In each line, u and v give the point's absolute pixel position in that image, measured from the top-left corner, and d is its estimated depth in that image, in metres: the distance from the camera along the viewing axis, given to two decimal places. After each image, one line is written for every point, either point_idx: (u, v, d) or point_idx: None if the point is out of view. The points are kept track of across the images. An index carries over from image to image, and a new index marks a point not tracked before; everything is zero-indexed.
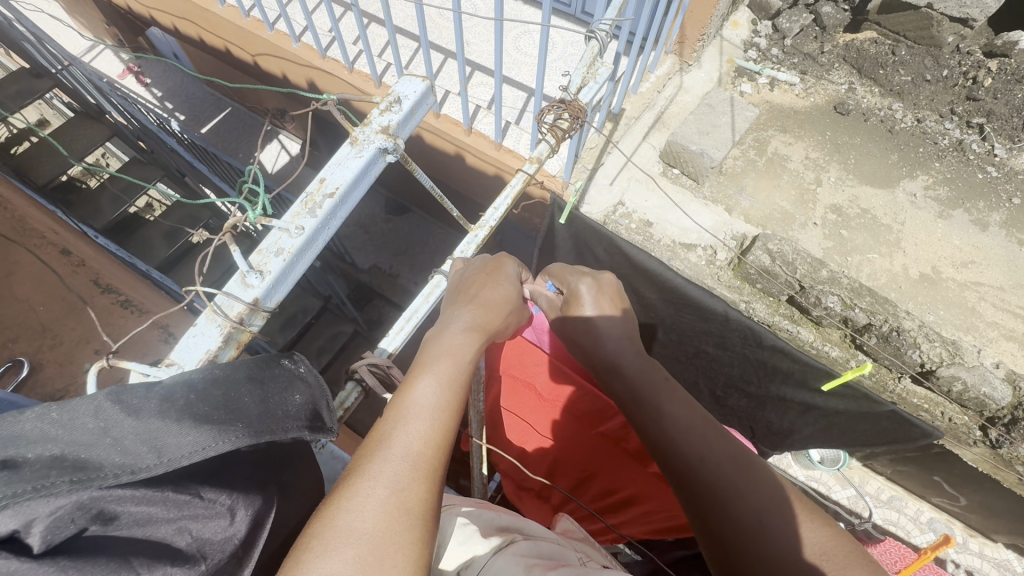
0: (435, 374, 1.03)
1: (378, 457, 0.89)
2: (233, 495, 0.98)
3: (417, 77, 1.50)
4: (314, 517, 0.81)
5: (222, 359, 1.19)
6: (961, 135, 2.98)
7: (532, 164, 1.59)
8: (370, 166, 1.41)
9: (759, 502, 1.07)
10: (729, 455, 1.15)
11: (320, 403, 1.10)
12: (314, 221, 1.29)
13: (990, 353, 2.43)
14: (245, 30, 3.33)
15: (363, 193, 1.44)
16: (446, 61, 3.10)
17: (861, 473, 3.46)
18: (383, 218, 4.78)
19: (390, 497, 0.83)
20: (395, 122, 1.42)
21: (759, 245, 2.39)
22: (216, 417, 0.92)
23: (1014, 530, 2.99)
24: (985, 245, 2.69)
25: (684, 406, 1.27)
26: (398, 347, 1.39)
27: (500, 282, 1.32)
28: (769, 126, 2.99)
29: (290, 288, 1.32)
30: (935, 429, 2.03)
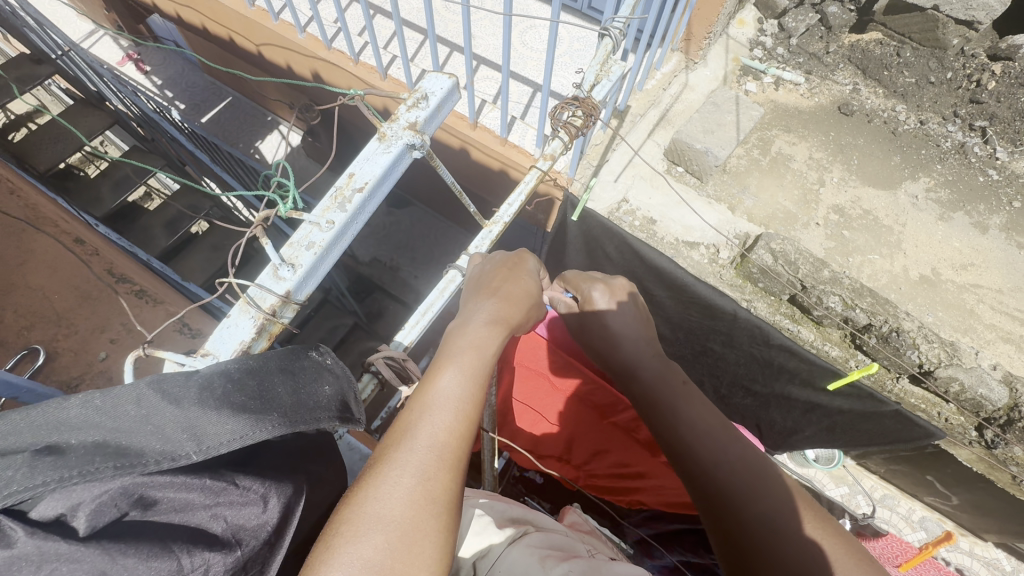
0: (460, 367, 1.04)
1: (404, 447, 0.90)
2: (265, 483, 0.98)
3: (442, 74, 1.50)
4: (343, 502, 0.84)
5: (255, 351, 1.19)
6: (963, 137, 2.99)
7: (545, 161, 1.59)
8: (398, 162, 1.42)
9: (772, 505, 1.09)
10: (746, 457, 1.17)
11: (348, 394, 1.14)
12: (344, 216, 1.29)
13: (988, 355, 2.46)
14: (251, 19, 3.32)
15: (390, 189, 1.44)
16: (453, 54, 3.10)
17: (855, 471, 3.50)
18: (385, 211, 4.79)
19: (417, 487, 0.85)
20: (423, 118, 1.43)
21: (762, 244, 2.40)
22: (252, 406, 0.93)
23: (1004, 530, 3.03)
24: (985, 247, 2.71)
25: (699, 406, 1.28)
26: (414, 341, 1.40)
27: (520, 277, 1.32)
28: (773, 126, 3.00)
29: (319, 282, 1.32)
30: (936, 429, 2.06)
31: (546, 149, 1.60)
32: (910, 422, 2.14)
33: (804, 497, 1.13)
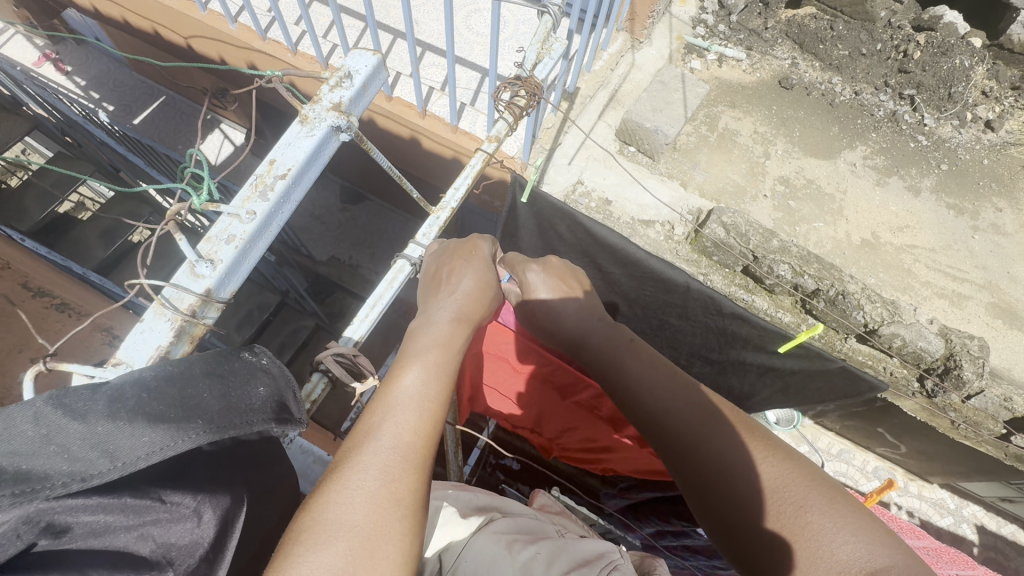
0: (422, 364, 1.02)
1: (365, 447, 0.88)
2: (198, 497, 0.95)
3: (367, 51, 1.45)
4: (303, 509, 0.80)
5: (176, 355, 1.12)
6: (895, 106, 3.14)
7: (490, 143, 1.56)
8: (324, 145, 1.36)
9: (721, 439, 1.12)
10: (698, 408, 1.19)
11: (286, 395, 1.06)
12: (266, 205, 1.23)
13: (925, 310, 2.61)
14: (176, 10, 3.12)
15: (318, 174, 1.38)
16: (396, 41, 3.01)
17: (813, 430, 3.68)
18: (339, 208, 4.65)
19: (381, 488, 0.83)
20: (347, 99, 1.37)
21: (715, 219, 2.46)
22: (172, 415, 0.87)
23: (948, 472, 3.26)
24: (918, 209, 2.87)
25: (647, 364, 1.30)
26: (364, 336, 1.36)
27: (470, 264, 1.29)
28: (719, 102, 3.06)
29: (244, 278, 1.25)
30: (881, 382, 2.17)
31: (491, 130, 1.57)
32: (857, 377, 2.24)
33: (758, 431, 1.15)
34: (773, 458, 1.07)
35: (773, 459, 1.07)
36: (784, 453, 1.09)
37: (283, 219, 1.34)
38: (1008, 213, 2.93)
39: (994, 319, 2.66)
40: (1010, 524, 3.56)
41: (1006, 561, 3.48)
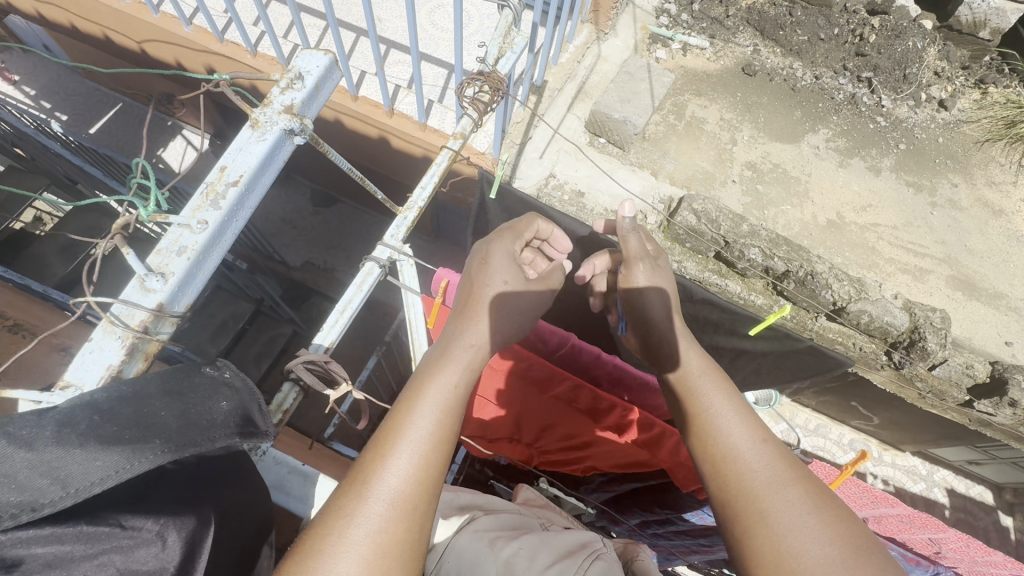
0: (432, 408, 1.06)
1: (363, 494, 0.93)
2: (161, 520, 0.91)
3: (317, 51, 1.42)
4: (299, 544, 0.88)
5: (129, 374, 1.08)
6: (853, 89, 3.23)
7: (456, 140, 1.55)
8: (276, 149, 1.33)
9: (766, 480, 1.04)
10: (755, 446, 1.11)
11: (251, 407, 1.08)
12: (217, 214, 1.20)
13: (890, 286, 2.71)
14: (126, 14, 3.00)
15: (272, 179, 1.36)
16: (358, 39, 2.96)
17: (791, 408, 3.78)
18: (311, 212, 4.55)
19: (370, 539, 0.88)
20: (299, 101, 1.35)
21: (686, 206, 2.50)
22: (127, 436, 0.86)
23: (918, 440, 3.39)
24: (879, 188, 2.96)
25: (725, 393, 1.24)
26: (335, 341, 1.34)
27: (497, 287, 1.31)
28: (685, 91, 3.10)
29: (198, 290, 1.22)
30: (848, 356, 2.20)
31: (455, 127, 1.55)
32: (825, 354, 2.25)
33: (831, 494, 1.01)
34: (848, 520, 0.94)
35: (849, 521, 0.94)
36: (837, 507, 0.98)
37: (238, 225, 1.31)
38: (963, 189, 3.04)
39: (954, 291, 2.76)
40: (977, 485, 3.74)
41: (975, 521, 3.65)
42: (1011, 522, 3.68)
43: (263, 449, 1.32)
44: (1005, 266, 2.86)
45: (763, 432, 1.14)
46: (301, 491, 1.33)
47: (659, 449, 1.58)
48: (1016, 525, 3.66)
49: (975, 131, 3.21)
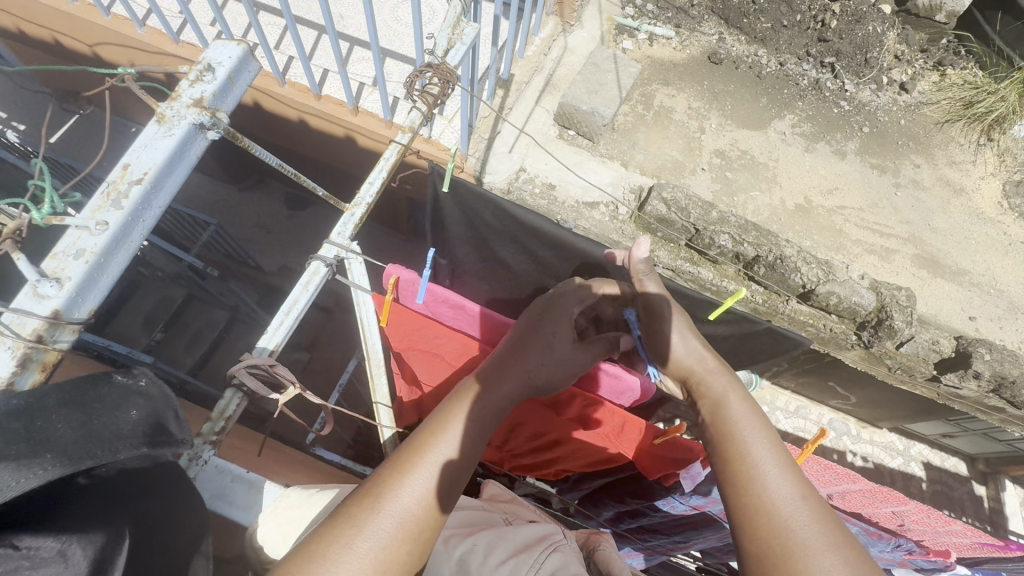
0: (455, 433, 1.09)
1: (374, 511, 0.95)
2: (63, 536, 0.81)
3: (229, 43, 1.37)
4: (303, 544, 0.90)
5: (22, 387, 0.99)
6: (817, 74, 3.27)
7: (404, 133, 1.53)
8: (187, 145, 1.27)
9: (811, 539, 0.95)
10: (801, 500, 1.01)
11: (166, 413, 1.00)
12: (121, 214, 1.13)
13: (857, 267, 2.76)
14: (74, 16, 2.89)
15: (183, 176, 1.29)
16: (320, 37, 2.90)
17: (771, 392, 3.83)
18: (285, 215, 4.44)
19: (374, 553, 0.91)
20: (210, 93, 1.30)
21: (656, 195, 2.49)
22: (13, 450, 0.78)
23: (893, 416, 3.47)
24: (845, 171, 3.01)
25: (769, 436, 1.13)
26: (280, 343, 1.31)
27: (552, 336, 1.25)
28: (652, 80, 3.10)
29: (102, 296, 1.14)
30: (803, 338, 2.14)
31: (405, 121, 1.54)
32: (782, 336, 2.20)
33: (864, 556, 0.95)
34: None
35: None
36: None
37: (147, 227, 1.22)
38: (926, 169, 3.11)
39: (919, 270, 2.82)
40: (951, 458, 3.85)
41: (951, 492, 3.75)
42: (985, 492, 3.79)
43: (203, 457, 1.16)
44: (967, 243, 2.93)
45: (808, 486, 1.05)
46: (246, 500, 1.18)
47: (623, 439, 1.57)
48: (990, 494, 3.77)
49: (935, 113, 3.28)
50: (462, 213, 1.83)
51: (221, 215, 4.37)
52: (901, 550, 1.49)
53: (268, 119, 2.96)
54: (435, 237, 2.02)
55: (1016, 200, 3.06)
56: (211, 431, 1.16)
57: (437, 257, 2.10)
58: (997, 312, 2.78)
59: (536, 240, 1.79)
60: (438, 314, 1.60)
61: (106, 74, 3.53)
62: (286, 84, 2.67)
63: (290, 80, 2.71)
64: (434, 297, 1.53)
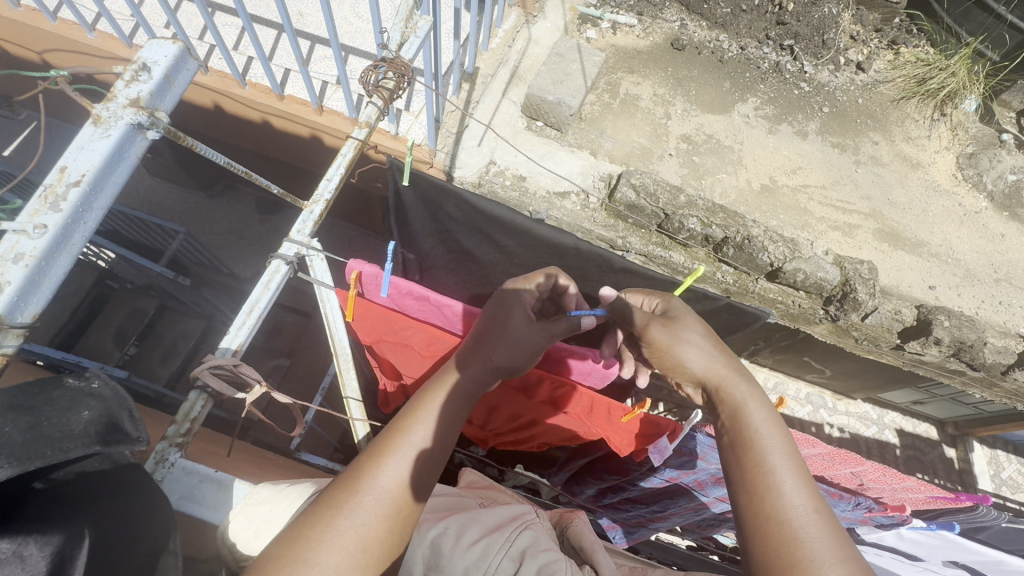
0: (431, 419, 1.13)
1: (356, 498, 0.99)
2: (18, 538, 0.81)
3: (164, 39, 1.16)
4: (289, 530, 0.94)
5: None
6: (777, 57, 3.34)
7: (361, 129, 1.53)
8: (127, 148, 1.10)
9: (819, 551, 0.98)
10: (811, 512, 1.03)
11: (120, 414, 0.98)
12: (59, 219, 1.00)
13: (822, 244, 2.84)
14: (19, 23, 2.79)
15: (127, 178, 1.13)
16: (279, 36, 2.85)
17: (749, 370, 3.93)
18: (257, 219, 4.35)
19: (358, 532, 0.95)
20: (148, 93, 1.10)
21: (625, 182, 2.51)
22: None
23: (865, 386, 3.59)
24: (808, 151, 3.09)
25: (788, 447, 1.15)
26: (243, 343, 1.31)
27: (510, 318, 1.27)
28: (617, 69, 3.13)
29: (48, 300, 1.03)
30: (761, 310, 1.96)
31: (361, 116, 1.54)
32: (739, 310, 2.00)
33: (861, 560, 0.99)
34: None
35: None
36: None
37: (86, 233, 1.07)
38: (884, 145, 3.21)
39: (880, 243, 2.92)
40: (922, 423, 4.00)
41: (923, 456, 3.91)
42: (954, 454, 3.95)
43: (170, 460, 1.16)
44: (925, 215, 3.05)
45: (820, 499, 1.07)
46: (215, 499, 1.20)
47: (593, 418, 1.59)
48: (959, 455, 3.93)
49: (891, 91, 3.39)
50: (425, 206, 1.83)
51: (190, 223, 4.27)
52: (861, 507, 1.58)
53: (230, 121, 2.90)
54: (400, 232, 2.01)
55: (970, 172, 3.17)
56: (177, 433, 1.17)
57: (404, 251, 2.08)
58: (955, 280, 2.90)
59: (500, 230, 1.80)
60: (404, 306, 1.61)
61: (36, 76, 3.31)
62: (247, 85, 2.63)
63: (251, 81, 2.66)
64: (399, 290, 1.54)
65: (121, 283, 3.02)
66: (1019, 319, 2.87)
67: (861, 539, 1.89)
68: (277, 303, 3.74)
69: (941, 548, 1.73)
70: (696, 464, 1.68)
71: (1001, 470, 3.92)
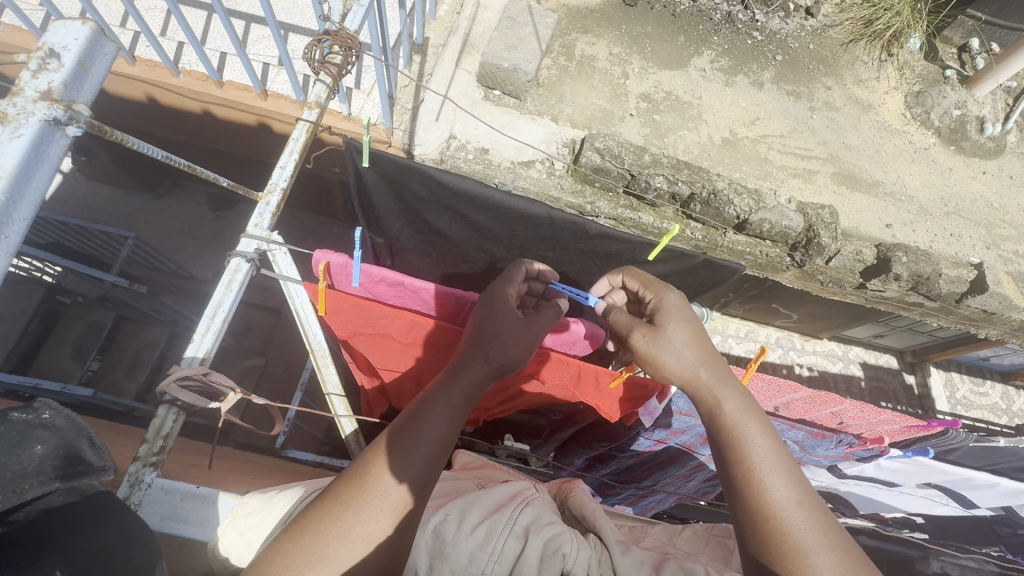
0: (438, 416, 1.13)
1: (361, 492, 1.01)
2: None
3: (71, 19, 0.98)
4: (295, 523, 0.96)
5: None
6: (729, 7, 3.30)
7: (311, 110, 1.43)
8: (44, 148, 0.96)
9: (808, 541, 1.02)
10: (800, 502, 1.07)
11: (79, 445, 0.94)
12: None
13: (784, 192, 2.89)
14: None
15: (50, 181, 0.99)
16: (211, 18, 2.66)
17: (722, 321, 4.04)
18: (211, 217, 4.15)
19: (363, 529, 0.97)
20: (59, 84, 0.95)
21: (588, 146, 2.48)
22: None
23: (831, 326, 3.74)
24: (764, 101, 3.11)
25: (772, 441, 1.17)
26: (210, 350, 1.26)
27: (490, 311, 1.28)
28: (571, 30, 3.05)
29: None
30: (739, 262, 1.89)
31: (310, 96, 1.44)
32: (716, 265, 1.94)
33: (845, 543, 1.04)
34: None
35: None
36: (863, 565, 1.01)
37: (8, 247, 0.93)
38: (836, 90, 3.25)
39: (839, 187, 2.99)
40: (883, 355, 4.22)
41: (886, 385, 4.13)
42: (914, 380, 4.18)
43: (146, 481, 1.11)
44: (879, 155, 3.13)
45: (805, 487, 1.12)
46: (201, 515, 1.15)
47: (581, 389, 1.59)
48: (918, 381, 4.16)
49: (840, 34, 3.41)
50: (389, 186, 1.75)
51: (138, 227, 4.03)
52: (843, 444, 1.71)
53: (168, 114, 2.71)
54: (365, 215, 1.92)
55: (918, 110, 3.26)
56: (150, 452, 1.12)
57: (371, 235, 2.00)
58: (909, 217, 3.01)
59: (470, 204, 1.74)
60: (379, 294, 1.56)
61: None
62: (180, 73, 2.44)
63: (184, 69, 2.47)
64: (371, 277, 1.48)
65: (72, 297, 2.85)
66: (969, 249, 3.00)
67: (843, 473, 1.98)
68: (242, 303, 3.60)
69: (917, 472, 1.83)
70: (681, 422, 1.73)
71: (956, 391, 4.17)
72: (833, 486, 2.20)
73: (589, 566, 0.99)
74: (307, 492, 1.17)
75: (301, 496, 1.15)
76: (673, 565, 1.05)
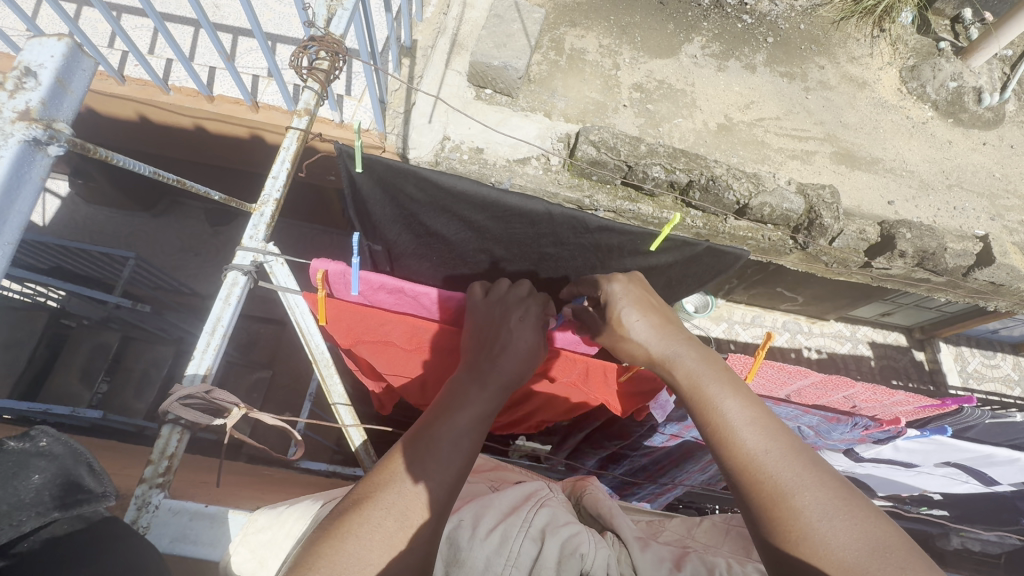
0: (459, 421, 1.11)
1: (391, 494, 0.98)
2: None
3: (46, 36, 0.96)
4: (331, 527, 0.92)
5: None
6: None
7: (301, 118, 1.41)
8: (24, 170, 0.95)
9: (788, 484, 0.98)
10: (772, 450, 1.02)
11: (78, 472, 0.94)
12: None
13: (783, 174, 2.87)
14: None
15: (31, 203, 0.98)
16: (198, 33, 2.65)
17: (727, 308, 4.01)
18: (210, 232, 4.14)
19: (398, 533, 0.94)
20: (37, 103, 0.93)
21: (583, 139, 2.45)
22: None
23: (838, 307, 3.71)
24: (758, 84, 3.08)
25: (736, 393, 1.11)
26: (212, 366, 1.25)
27: (517, 326, 1.27)
28: (559, 24, 3.03)
29: None
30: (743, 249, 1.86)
31: (299, 104, 1.43)
32: (719, 252, 1.90)
33: (827, 474, 1.00)
34: (845, 517, 0.92)
35: (845, 517, 0.92)
36: (852, 494, 0.97)
37: None
38: (830, 69, 3.22)
39: (838, 166, 2.96)
40: (892, 333, 4.19)
41: (896, 363, 4.10)
42: (924, 356, 4.15)
43: (153, 503, 1.11)
44: (876, 132, 3.10)
45: (777, 429, 1.07)
46: (211, 535, 1.14)
47: (589, 385, 1.57)
48: (928, 357, 4.13)
49: (831, 13, 3.37)
50: (383, 189, 1.74)
51: (139, 247, 4.03)
52: (859, 427, 1.71)
53: (161, 132, 2.70)
54: (362, 222, 1.91)
55: (913, 84, 3.22)
56: (155, 473, 1.11)
57: (370, 241, 1.98)
58: (911, 192, 2.97)
59: (466, 204, 1.73)
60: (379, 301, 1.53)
61: None
62: (171, 90, 2.44)
63: (174, 86, 2.47)
64: (371, 285, 1.46)
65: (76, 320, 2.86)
66: (973, 221, 2.96)
67: (860, 456, 1.96)
68: (245, 316, 3.60)
69: (936, 451, 1.80)
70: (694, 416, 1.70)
71: (967, 365, 4.13)
72: (850, 469, 2.17)
73: (608, 565, 0.98)
74: (317, 505, 1.16)
75: (314, 509, 1.13)
76: (694, 559, 1.04)
